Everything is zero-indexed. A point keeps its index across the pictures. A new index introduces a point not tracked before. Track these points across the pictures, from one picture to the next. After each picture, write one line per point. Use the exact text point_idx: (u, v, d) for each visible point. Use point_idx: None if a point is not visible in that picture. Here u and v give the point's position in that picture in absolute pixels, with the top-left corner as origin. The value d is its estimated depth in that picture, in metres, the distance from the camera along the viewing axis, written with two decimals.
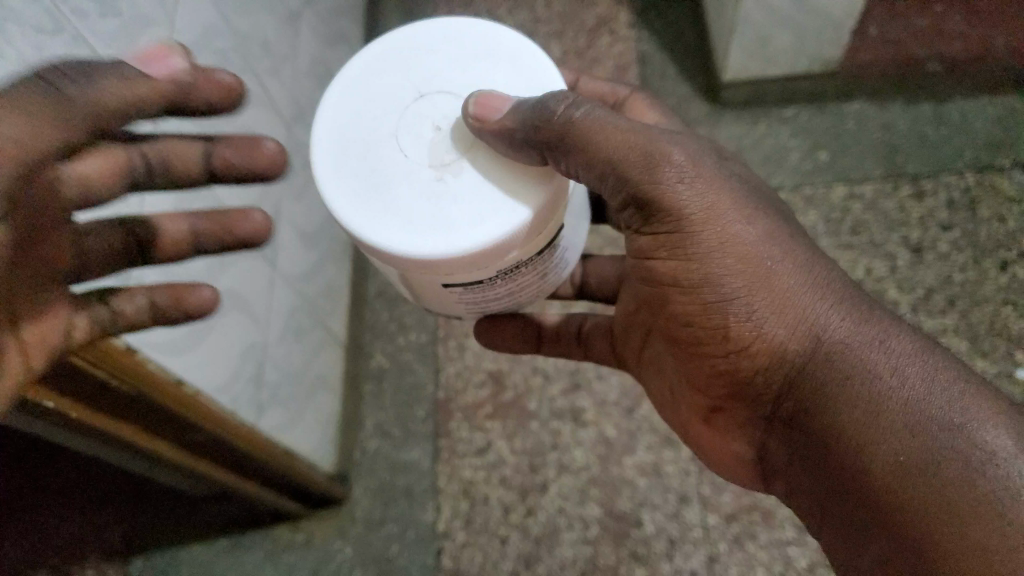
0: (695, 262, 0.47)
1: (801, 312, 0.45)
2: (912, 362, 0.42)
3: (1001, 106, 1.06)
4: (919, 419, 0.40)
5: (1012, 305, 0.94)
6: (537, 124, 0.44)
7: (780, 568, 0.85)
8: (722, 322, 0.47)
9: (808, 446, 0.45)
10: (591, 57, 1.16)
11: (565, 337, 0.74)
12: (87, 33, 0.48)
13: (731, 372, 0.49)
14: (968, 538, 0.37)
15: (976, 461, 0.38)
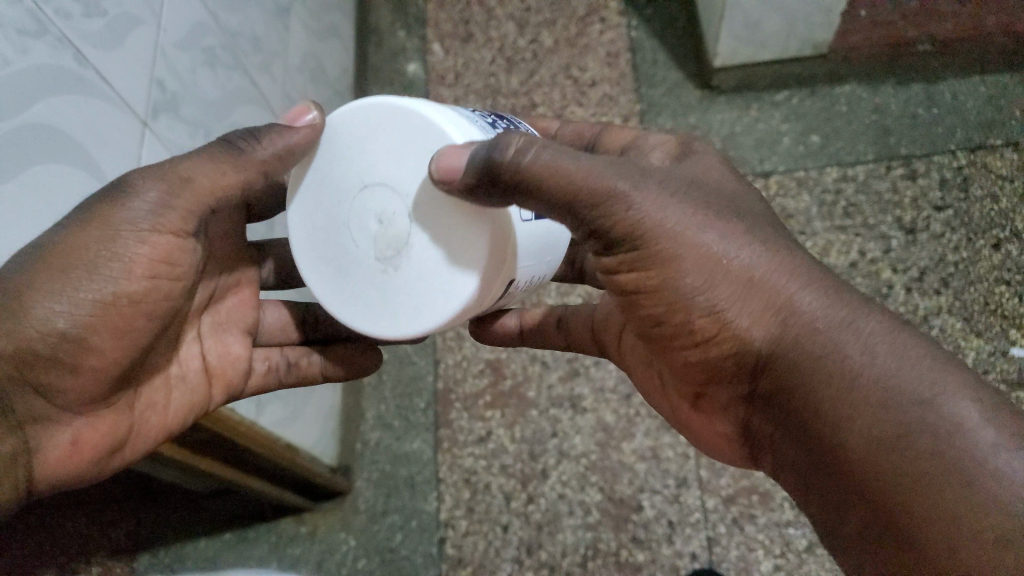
0: (654, 266, 0.44)
1: (764, 300, 0.44)
2: (880, 341, 0.41)
3: (994, 83, 1.06)
4: (887, 395, 0.40)
5: (1006, 283, 0.94)
6: (487, 171, 0.40)
7: (779, 549, 0.86)
8: (686, 319, 0.46)
9: (789, 424, 0.45)
10: (582, 44, 1.17)
11: (549, 330, 0.71)
12: (72, 35, 0.49)
13: (704, 362, 0.48)
14: (947, 508, 0.37)
15: (945, 434, 0.38)
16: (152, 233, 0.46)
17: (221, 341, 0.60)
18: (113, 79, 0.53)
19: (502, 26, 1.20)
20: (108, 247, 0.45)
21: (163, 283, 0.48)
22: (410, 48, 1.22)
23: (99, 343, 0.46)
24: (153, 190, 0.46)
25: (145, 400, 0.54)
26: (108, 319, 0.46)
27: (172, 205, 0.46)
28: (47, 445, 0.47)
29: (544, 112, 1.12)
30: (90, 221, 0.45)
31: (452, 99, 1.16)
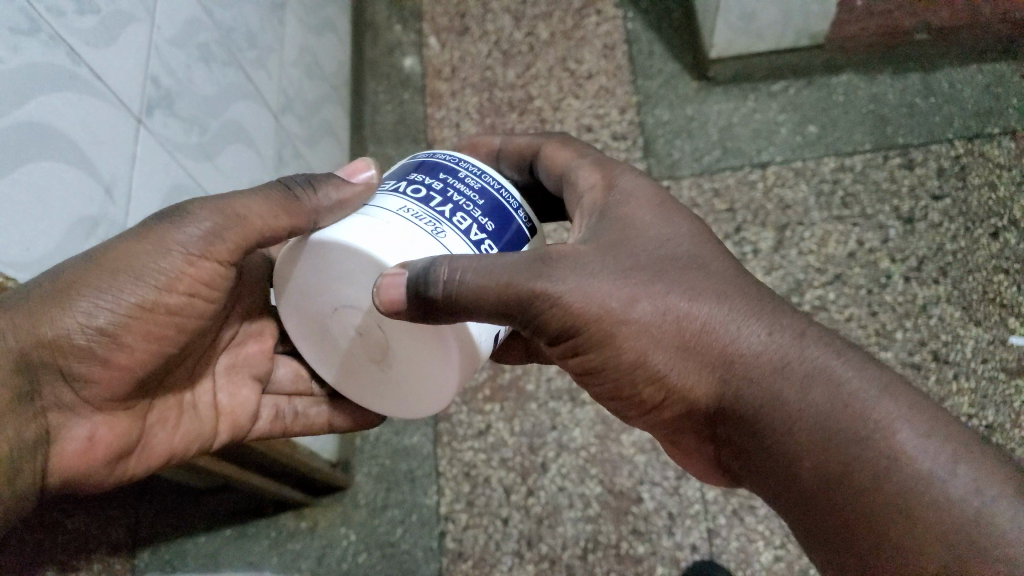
0: (594, 337, 0.45)
1: (704, 355, 0.45)
2: (819, 382, 0.42)
3: (990, 72, 1.06)
4: (830, 434, 0.41)
5: (1004, 272, 0.94)
6: (427, 305, 0.41)
7: (780, 540, 0.86)
8: (636, 376, 0.47)
9: (752, 466, 0.46)
10: (579, 37, 1.17)
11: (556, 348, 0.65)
12: (65, 32, 0.49)
13: (664, 415, 0.49)
14: (903, 540, 0.38)
15: (888, 464, 0.39)
16: (199, 256, 0.46)
17: (240, 381, 0.59)
18: (106, 77, 0.53)
19: (498, 20, 1.20)
20: (157, 262, 0.45)
21: (199, 303, 0.49)
22: (406, 42, 1.22)
23: (129, 346, 0.46)
24: (208, 218, 0.46)
25: (158, 414, 0.53)
26: (140, 328, 0.46)
27: (225, 234, 0.46)
28: (65, 436, 0.46)
29: (541, 104, 1.12)
30: (142, 239, 0.45)
31: (449, 93, 1.16)
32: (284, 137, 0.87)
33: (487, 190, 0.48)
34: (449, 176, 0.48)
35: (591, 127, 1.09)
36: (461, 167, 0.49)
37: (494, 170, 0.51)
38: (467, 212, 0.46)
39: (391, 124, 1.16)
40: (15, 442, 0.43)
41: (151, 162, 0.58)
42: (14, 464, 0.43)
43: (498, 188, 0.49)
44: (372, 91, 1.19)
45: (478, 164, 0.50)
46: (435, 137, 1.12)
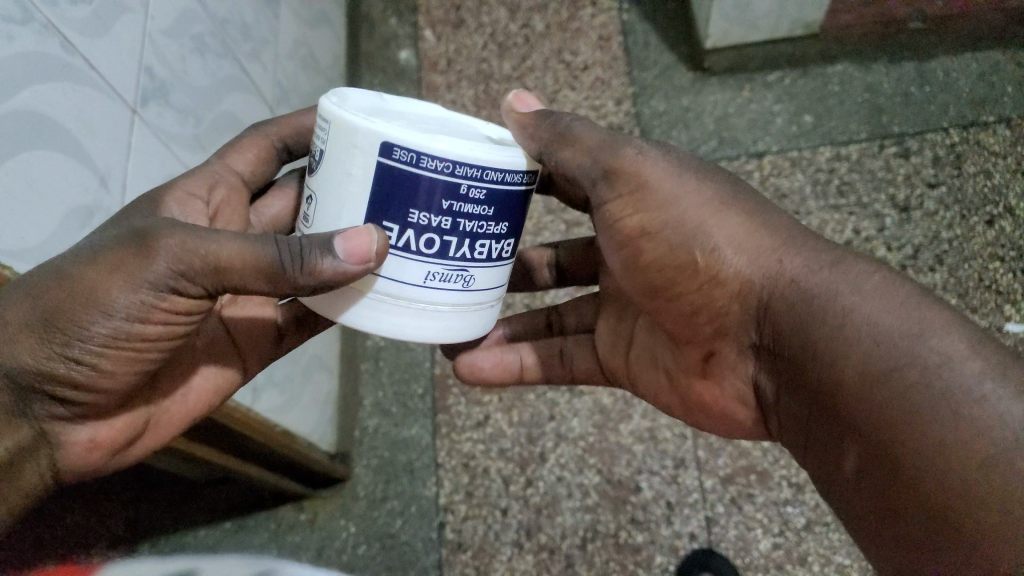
0: (657, 211, 0.49)
1: (758, 246, 0.48)
2: (872, 281, 0.42)
3: (985, 61, 1.07)
4: (880, 333, 0.40)
5: (1000, 259, 0.94)
6: (547, 137, 0.50)
7: (778, 528, 0.87)
8: (688, 258, 0.49)
9: (793, 373, 0.45)
10: (574, 28, 1.18)
11: (547, 355, 0.68)
12: (58, 22, 0.49)
13: (712, 314, 0.51)
14: (936, 429, 0.36)
15: (936, 366, 0.37)
16: (172, 292, 0.43)
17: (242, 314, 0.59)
18: (100, 67, 0.53)
19: (494, 12, 1.21)
20: (129, 298, 0.42)
21: (178, 325, 0.46)
22: (401, 35, 1.22)
23: (112, 371, 0.45)
24: (183, 257, 0.42)
25: (167, 390, 0.53)
26: (122, 353, 0.44)
27: (200, 275, 0.42)
28: (66, 442, 0.47)
29: (537, 96, 1.12)
30: (114, 271, 0.41)
31: (445, 85, 1.16)
32: None
33: (492, 190, 0.43)
34: (451, 201, 0.42)
35: (586, 119, 1.09)
36: (458, 175, 0.41)
37: (481, 155, 0.41)
38: (483, 236, 0.44)
39: None
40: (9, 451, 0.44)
41: (147, 152, 0.58)
42: (13, 473, 0.45)
43: (484, 173, 0.42)
44: (368, 84, 1.19)
45: (458, 150, 0.41)
46: None
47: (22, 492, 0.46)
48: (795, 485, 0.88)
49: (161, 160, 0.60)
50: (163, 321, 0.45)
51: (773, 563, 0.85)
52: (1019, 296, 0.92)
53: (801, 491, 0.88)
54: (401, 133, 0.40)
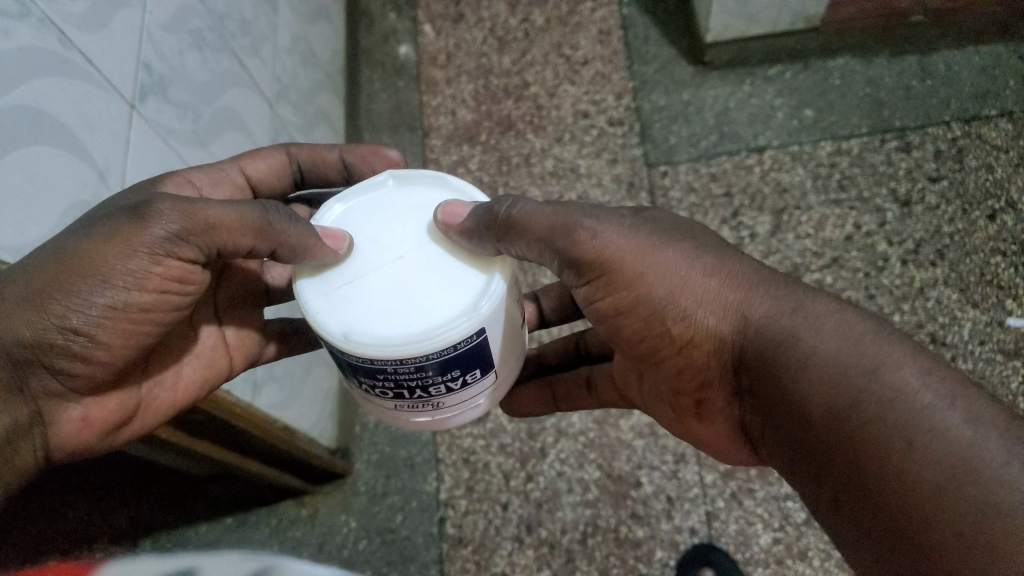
0: (626, 287, 0.49)
1: (726, 298, 0.47)
2: (831, 319, 0.43)
3: (988, 54, 1.06)
4: (837, 370, 0.40)
5: (1001, 254, 0.94)
6: (486, 224, 0.46)
7: (778, 523, 0.87)
8: (663, 323, 0.49)
9: (765, 410, 0.46)
10: (574, 23, 1.18)
11: (575, 385, 0.68)
12: (56, 17, 0.49)
13: (693, 362, 0.50)
14: (900, 465, 0.36)
15: (889, 398, 0.38)
16: (165, 256, 0.45)
17: (230, 316, 0.59)
18: (98, 62, 0.53)
19: (494, 7, 1.22)
20: (125, 264, 0.44)
21: (172, 297, 0.47)
22: (401, 30, 1.22)
23: (111, 343, 0.46)
24: (174, 217, 0.44)
25: (156, 374, 0.53)
26: (122, 325, 0.45)
27: (190, 234, 0.45)
28: (61, 418, 0.47)
29: (537, 91, 1.13)
30: (112, 240, 0.43)
31: (445, 80, 1.16)
32: (279, 124, 0.88)
33: (424, 363, 0.44)
34: (378, 376, 0.46)
35: (586, 113, 1.10)
36: (379, 363, 0.44)
37: (384, 355, 0.43)
38: (433, 383, 0.46)
39: (386, 111, 1.15)
40: (12, 425, 0.44)
41: (146, 147, 0.58)
42: (8, 453, 0.44)
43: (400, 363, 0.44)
44: (368, 79, 1.19)
45: (364, 349, 0.43)
46: (431, 125, 1.12)
47: (16, 470, 0.45)
48: None
49: (162, 153, 0.61)
50: (159, 294, 0.46)
51: (774, 558, 0.85)
52: (1021, 290, 0.91)
53: None
54: (324, 330, 0.45)
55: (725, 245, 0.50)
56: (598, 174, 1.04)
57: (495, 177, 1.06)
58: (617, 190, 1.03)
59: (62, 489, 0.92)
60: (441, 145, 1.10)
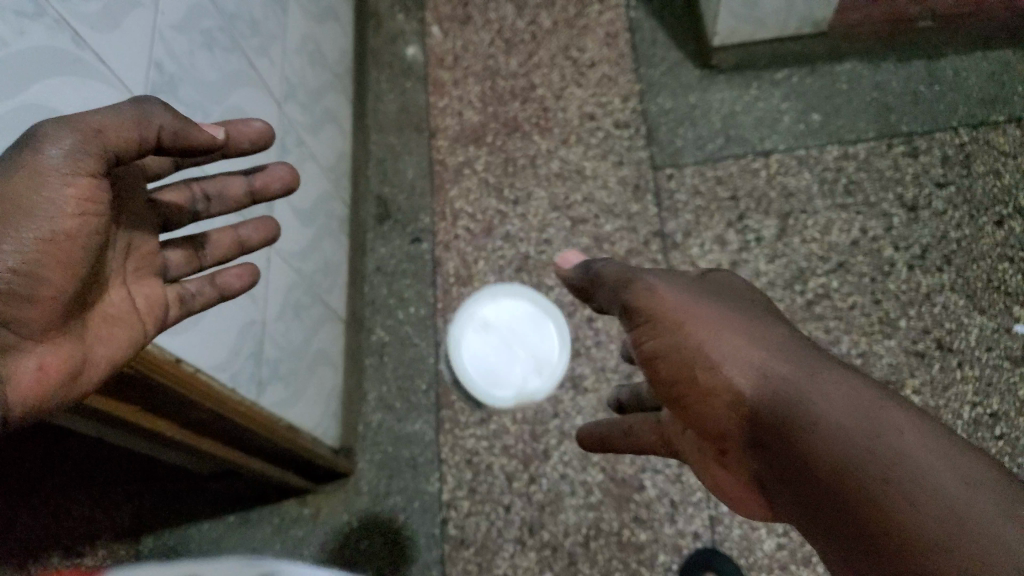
0: (664, 336, 0.51)
1: (740, 356, 0.47)
2: (841, 384, 0.42)
3: (996, 60, 1.06)
4: (840, 432, 0.40)
5: (1009, 260, 0.93)
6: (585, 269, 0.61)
7: (782, 528, 0.86)
8: (684, 374, 0.50)
9: (776, 471, 0.45)
10: (581, 25, 1.18)
11: (620, 433, 0.68)
12: (72, 17, 0.49)
13: (709, 418, 0.50)
14: (908, 525, 0.35)
15: (888, 461, 0.38)
16: (71, 175, 0.42)
17: (141, 284, 0.53)
18: (111, 62, 0.53)
19: (500, 8, 1.21)
20: (38, 194, 0.41)
21: (94, 221, 0.44)
22: (409, 30, 1.23)
23: (47, 279, 0.42)
24: (65, 135, 0.41)
25: (94, 331, 0.48)
26: (54, 253, 0.42)
27: (87, 147, 0.42)
28: (12, 372, 0.43)
29: (544, 93, 1.14)
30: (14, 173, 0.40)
31: (452, 81, 1.17)
32: (287, 123, 0.88)
33: None
34: None
35: (593, 115, 1.11)
36: None
37: None
38: None
39: (393, 112, 1.17)
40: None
41: None
42: None
43: None
44: (375, 81, 1.20)
45: None
46: (438, 126, 1.14)
47: None
48: None
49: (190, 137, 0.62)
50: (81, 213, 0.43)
51: (777, 563, 0.85)
52: None
53: None
54: None
55: (747, 313, 0.51)
56: (603, 176, 1.06)
57: (501, 178, 1.09)
58: (623, 193, 1.05)
59: (69, 489, 0.95)
60: (448, 146, 1.13)
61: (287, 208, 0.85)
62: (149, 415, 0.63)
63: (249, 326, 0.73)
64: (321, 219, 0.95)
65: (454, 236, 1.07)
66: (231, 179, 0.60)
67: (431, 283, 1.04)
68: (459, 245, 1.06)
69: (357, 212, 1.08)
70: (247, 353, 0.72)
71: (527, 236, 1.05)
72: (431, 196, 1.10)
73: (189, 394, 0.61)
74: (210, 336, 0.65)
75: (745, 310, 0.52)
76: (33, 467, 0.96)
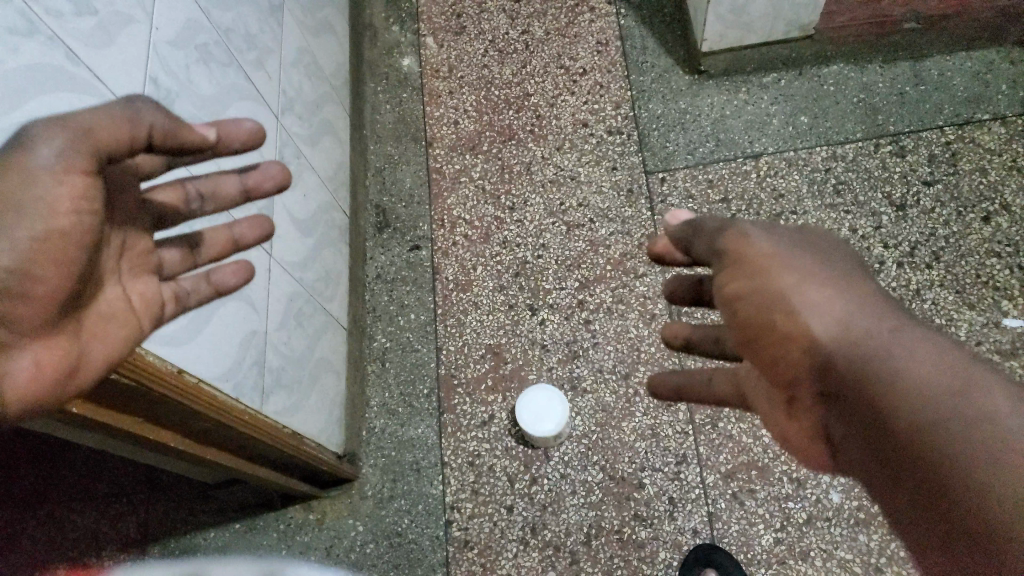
0: (756, 280, 0.48)
1: (828, 307, 0.46)
2: (931, 348, 0.42)
3: (979, 59, 1.07)
4: (933, 394, 0.39)
5: (997, 255, 0.95)
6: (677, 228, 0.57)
7: (780, 524, 0.87)
8: (767, 317, 0.48)
9: (852, 421, 0.44)
10: (572, 34, 1.20)
11: (701, 383, 0.62)
12: (63, 34, 0.51)
13: (781, 362, 0.48)
14: (989, 486, 0.35)
15: (982, 426, 0.37)
16: (64, 174, 0.41)
17: (137, 280, 0.53)
18: (106, 77, 0.55)
19: (494, 19, 1.24)
20: (32, 192, 0.40)
21: (90, 219, 0.44)
22: (404, 42, 1.25)
23: (43, 277, 0.42)
24: (57, 135, 0.41)
25: (87, 328, 0.48)
26: (50, 251, 0.42)
27: (79, 146, 0.42)
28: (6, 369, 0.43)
29: (537, 101, 1.16)
30: (8, 172, 0.40)
31: (447, 91, 1.20)
32: (285, 135, 0.90)
33: None
34: None
35: (585, 122, 1.13)
36: None
37: None
38: None
39: (390, 122, 1.19)
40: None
41: None
42: None
43: None
44: (372, 92, 1.22)
45: None
46: (434, 136, 1.17)
47: None
48: (796, 480, 0.89)
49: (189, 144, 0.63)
50: (75, 212, 0.42)
51: (775, 559, 0.86)
52: (1017, 291, 0.93)
53: (801, 486, 0.88)
54: None
55: (841, 262, 0.49)
56: (598, 181, 1.08)
57: (497, 185, 1.11)
58: (616, 197, 1.07)
59: (75, 501, 0.96)
60: (444, 155, 1.15)
61: (286, 220, 0.87)
62: (152, 427, 0.65)
63: (252, 336, 0.75)
64: (322, 229, 0.97)
65: (452, 243, 1.09)
66: (224, 178, 0.60)
67: (430, 290, 1.06)
68: (457, 251, 1.08)
69: (357, 222, 1.10)
70: (249, 363, 0.74)
71: (524, 241, 1.07)
72: (430, 204, 1.12)
73: (189, 403, 0.62)
74: (210, 345, 0.67)
75: (838, 256, 0.50)
76: (41, 479, 0.98)
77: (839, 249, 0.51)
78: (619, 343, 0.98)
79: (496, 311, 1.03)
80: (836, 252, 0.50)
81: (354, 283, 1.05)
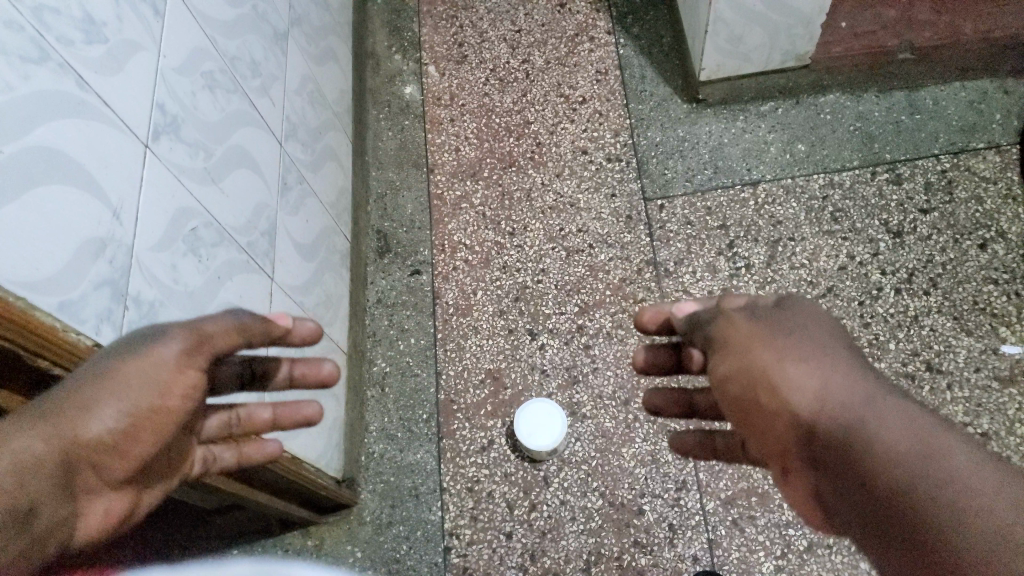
0: (741, 359, 0.53)
1: (807, 381, 0.50)
2: (897, 412, 0.46)
3: (974, 89, 1.09)
4: (897, 454, 0.44)
5: (993, 283, 0.96)
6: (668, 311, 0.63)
7: (780, 550, 0.87)
8: (755, 394, 0.52)
9: (836, 486, 0.48)
10: (572, 63, 1.23)
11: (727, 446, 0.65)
12: (73, 60, 0.52)
13: (772, 434, 0.52)
14: (956, 541, 0.40)
15: (941, 483, 0.42)
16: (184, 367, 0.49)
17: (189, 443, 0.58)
18: (113, 102, 0.55)
19: (495, 48, 1.27)
20: (153, 376, 0.48)
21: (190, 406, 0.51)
22: (406, 71, 1.27)
23: (136, 445, 0.48)
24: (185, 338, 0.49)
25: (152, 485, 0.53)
26: (149, 425, 0.48)
27: (197, 352, 0.49)
28: (88, 511, 0.48)
29: (537, 128, 1.18)
30: (138, 358, 0.47)
31: (448, 118, 1.22)
32: (289, 161, 0.91)
33: None
34: None
35: (585, 149, 1.14)
36: None
37: None
38: None
39: (392, 149, 1.21)
40: (51, 519, 0.44)
41: (158, 184, 0.60)
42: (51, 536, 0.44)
43: None
44: (374, 119, 1.24)
45: None
46: (436, 162, 1.18)
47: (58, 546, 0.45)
48: None
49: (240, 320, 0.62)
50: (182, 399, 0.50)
51: None
52: (1014, 319, 0.93)
53: None
54: None
55: (821, 331, 0.53)
56: (597, 207, 1.09)
57: (497, 211, 1.12)
58: (616, 223, 1.08)
59: None
60: (446, 181, 1.16)
61: (288, 244, 0.87)
62: None
63: None
64: (323, 254, 0.98)
65: (453, 268, 1.09)
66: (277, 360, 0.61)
67: (430, 314, 1.07)
68: (458, 276, 1.09)
69: (359, 247, 1.11)
70: None
71: (524, 266, 1.07)
72: (430, 230, 1.13)
73: None
74: None
75: (815, 323, 0.54)
76: None
77: (824, 314, 0.55)
78: (619, 368, 0.98)
79: (496, 335, 1.03)
80: (816, 319, 0.54)
81: (355, 308, 1.06)
